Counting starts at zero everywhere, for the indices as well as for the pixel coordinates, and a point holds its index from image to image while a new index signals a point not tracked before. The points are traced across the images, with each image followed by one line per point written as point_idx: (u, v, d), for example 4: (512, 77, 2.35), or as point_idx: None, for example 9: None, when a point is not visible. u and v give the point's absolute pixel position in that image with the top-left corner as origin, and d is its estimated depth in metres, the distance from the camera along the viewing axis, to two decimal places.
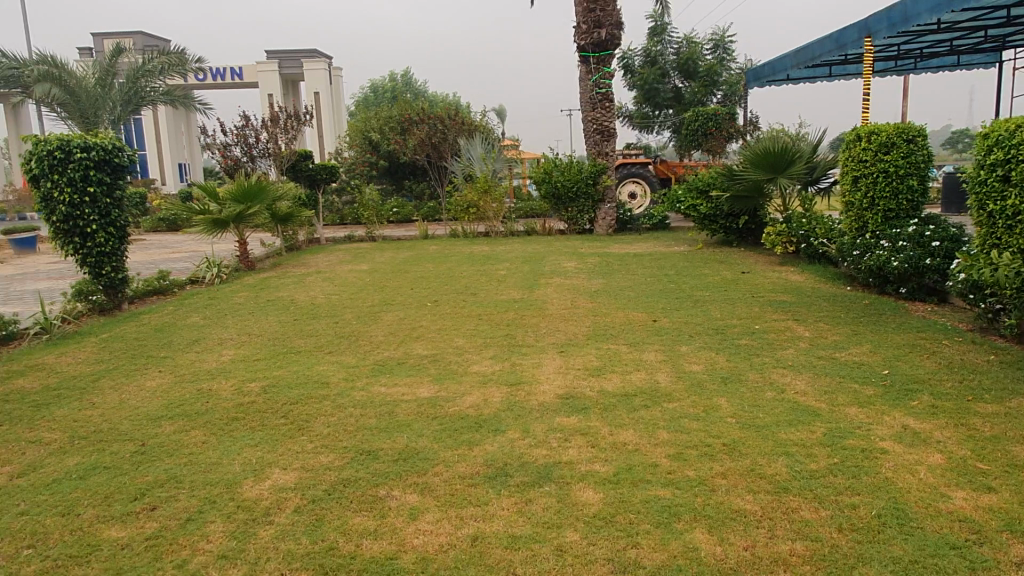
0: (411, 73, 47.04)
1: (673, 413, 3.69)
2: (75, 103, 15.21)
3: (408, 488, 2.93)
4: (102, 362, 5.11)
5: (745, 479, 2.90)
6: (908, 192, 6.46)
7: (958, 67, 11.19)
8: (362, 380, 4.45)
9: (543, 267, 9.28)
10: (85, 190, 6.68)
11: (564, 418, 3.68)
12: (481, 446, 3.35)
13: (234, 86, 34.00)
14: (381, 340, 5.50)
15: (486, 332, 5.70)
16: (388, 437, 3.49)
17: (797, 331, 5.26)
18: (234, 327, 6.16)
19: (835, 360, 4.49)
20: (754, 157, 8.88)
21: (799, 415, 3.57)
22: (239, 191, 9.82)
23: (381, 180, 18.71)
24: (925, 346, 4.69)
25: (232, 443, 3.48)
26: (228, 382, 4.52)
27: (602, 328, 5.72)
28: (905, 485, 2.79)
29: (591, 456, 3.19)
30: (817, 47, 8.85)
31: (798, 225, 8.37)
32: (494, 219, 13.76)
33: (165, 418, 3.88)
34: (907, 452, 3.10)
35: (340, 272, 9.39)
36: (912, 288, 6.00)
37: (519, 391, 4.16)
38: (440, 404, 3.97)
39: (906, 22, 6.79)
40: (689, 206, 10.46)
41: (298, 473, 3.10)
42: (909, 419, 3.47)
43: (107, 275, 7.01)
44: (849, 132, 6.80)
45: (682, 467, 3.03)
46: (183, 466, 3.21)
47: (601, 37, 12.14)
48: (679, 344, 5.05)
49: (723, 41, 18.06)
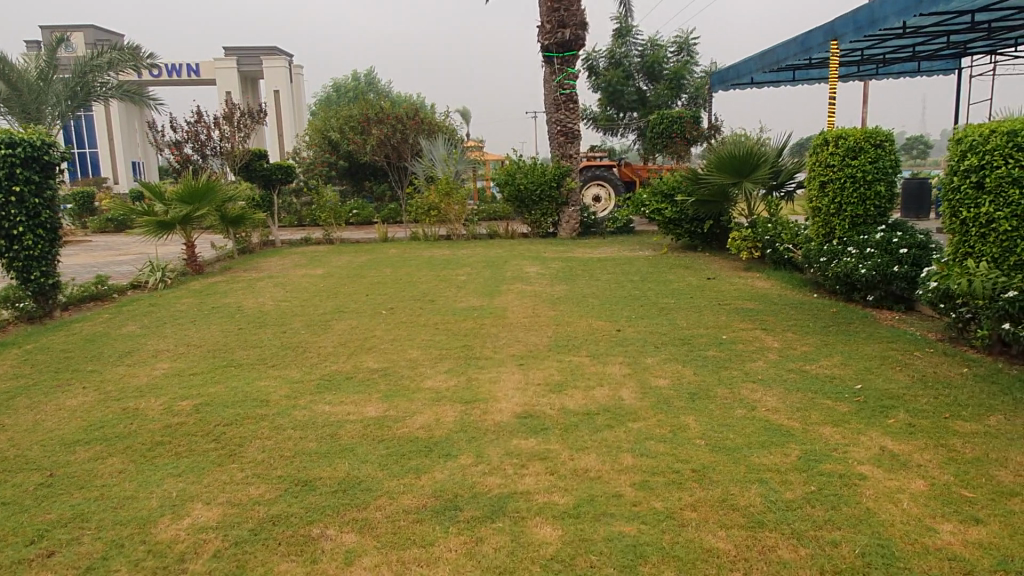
0: (374, 72, 46.37)
1: (638, 434, 3.45)
2: (16, 98, 14.54)
3: (346, 526, 2.62)
4: (21, 378, 4.68)
5: (717, 511, 2.66)
6: (875, 198, 6.34)
7: (919, 73, 11.25)
8: (305, 398, 4.11)
9: (504, 273, 8.99)
10: (10, 190, 6.18)
11: (521, 441, 3.41)
12: (429, 474, 3.05)
13: (191, 82, 33.13)
14: (330, 351, 5.17)
15: (442, 342, 5.41)
16: (328, 463, 3.17)
17: (766, 341, 5.07)
18: (173, 338, 5.75)
19: (806, 373, 4.30)
20: (718, 160, 8.73)
21: (771, 436, 3.35)
22: (186, 191, 9.33)
23: (340, 181, 18.28)
24: (897, 357, 4.53)
25: (152, 473, 3.12)
26: (158, 401, 4.14)
27: (564, 338, 5.46)
28: (887, 517, 2.58)
29: (550, 486, 2.91)
30: (782, 50, 8.72)
31: (763, 230, 8.25)
32: (455, 222, 13.42)
33: (81, 443, 3.50)
34: (888, 478, 2.88)
35: (293, 277, 8.99)
36: (879, 296, 5.86)
37: (474, 409, 3.88)
38: (388, 424, 3.66)
39: (873, 25, 6.67)
40: (654, 210, 10.27)
41: (223, 509, 2.77)
42: (886, 439, 3.27)
43: (36, 281, 6.54)
44: (816, 136, 6.67)
45: (648, 497, 2.78)
46: (93, 501, 2.86)
47: (565, 37, 11.92)
48: (644, 356, 4.82)
49: (688, 44, 18.04)
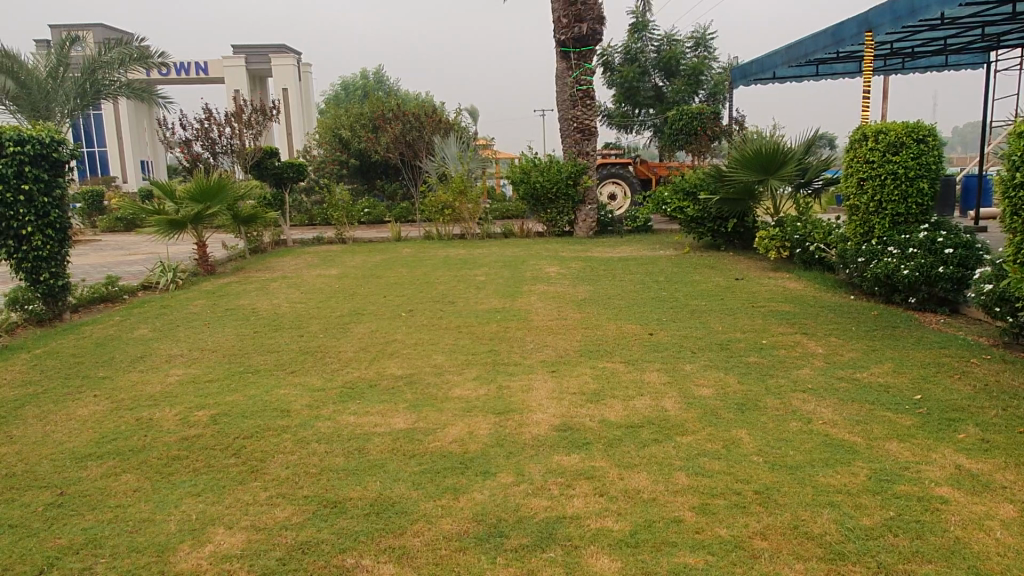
0: (383, 70, 46.21)
1: (688, 449, 3.20)
2: (25, 96, 14.35)
3: (382, 556, 2.39)
4: (28, 385, 4.46)
5: (790, 540, 2.42)
6: (917, 196, 6.06)
7: (946, 67, 10.93)
8: (329, 409, 3.87)
9: (524, 273, 8.75)
10: (19, 188, 5.98)
11: (563, 457, 3.17)
12: (468, 495, 2.82)
13: (199, 81, 33.02)
14: (350, 357, 4.94)
15: (467, 348, 5.16)
16: (358, 482, 2.94)
17: (809, 347, 4.81)
18: (186, 342, 5.53)
19: (859, 382, 4.04)
20: (743, 157, 8.46)
21: (834, 453, 3.10)
22: (197, 189, 9.13)
23: (351, 180, 18.08)
24: (953, 365, 4.26)
25: (169, 493, 2.90)
26: (173, 411, 3.92)
27: (594, 343, 5.21)
28: (981, 549, 2.33)
29: (602, 509, 2.67)
30: (811, 43, 8.43)
31: (793, 229, 7.97)
32: (469, 220, 13.17)
33: (93, 458, 3.28)
34: (972, 502, 2.63)
35: (307, 278, 8.77)
36: (922, 298, 5.61)
37: (509, 421, 3.63)
38: (418, 438, 3.42)
39: (913, 15, 6.38)
40: (675, 209, 9.99)
41: (247, 534, 2.54)
42: (960, 457, 3.02)
43: (46, 282, 6.35)
44: (854, 132, 6.38)
45: (711, 524, 2.54)
46: (106, 524, 2.63)
47: (582, 32, 11.69)
48: (682, 363, 4.57)
49: (705, 40, 17.78)
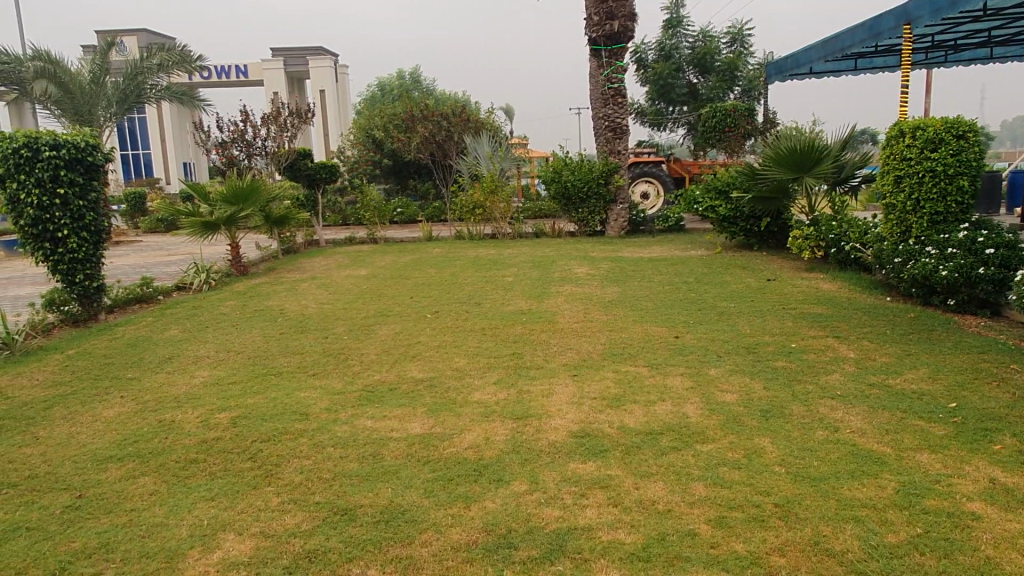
0: (419, 69, 46.46)
1: (707, 458, 3.11)
2: (69, 101, 14.71)
3: (388, 566, 2.36)
4: (59, 386, 4.56)
5: (810, 557, 2.33)
6: (957, 194, 5.81)
7: (992, 60, 10.54)
8: (347, 412, 3.87)
9: (553, 273, 8.71)
10: (55, 192, 6.11)
11: (579, 465, 3.11)
12: (481, 504, 2.78)
13: (239, 83, 33.60)
14: (373, 359, 4.95)
15: (491, 350, 5.12)
16: (371, 488, 2.93)
17: (840, 351, 4.67)
18: (213, 343, 5.59)
19: (891, 389, 3.89)
20: (776, 155, 8.26)
21: (862, 464, 2.98)
22: (230, 191, 9.23)
23: (385, 180, 18.20)
24: (991, 371, 4.09)
25: (185, 496, 2.92)
26: (195, 413, 3.95)
27: (619, 346, 5.13)
28: (1012, 570, 2.21)
29: (614, 521, 2.61)
30: (848, 37, 8.19)
31: (827, 228, 7.76)
32: (501, 220, 13.14)
33: (113, 460, 3.31)
34: (1005, 519, 2.50)
35: (337, 279, 8.82)
36: (961, 300, 5.42)
37: (527, 426, 3.59)
38: (434, 443, 3.39)
39: (953, 7, 6.14)
40: (707, 208, 9.83)
41: (256, 542, 2.53)
42: (995, 470, 2.88)
43: (81, 283, 6.49)
44: (890, 128, 6.18)
45: (727, 538, 2.46)
46: (120, 528, 2.65)
47: (613, 29, 11.54)
48: (706, 367, 4.47)
49: (743, 35, 17.47)
